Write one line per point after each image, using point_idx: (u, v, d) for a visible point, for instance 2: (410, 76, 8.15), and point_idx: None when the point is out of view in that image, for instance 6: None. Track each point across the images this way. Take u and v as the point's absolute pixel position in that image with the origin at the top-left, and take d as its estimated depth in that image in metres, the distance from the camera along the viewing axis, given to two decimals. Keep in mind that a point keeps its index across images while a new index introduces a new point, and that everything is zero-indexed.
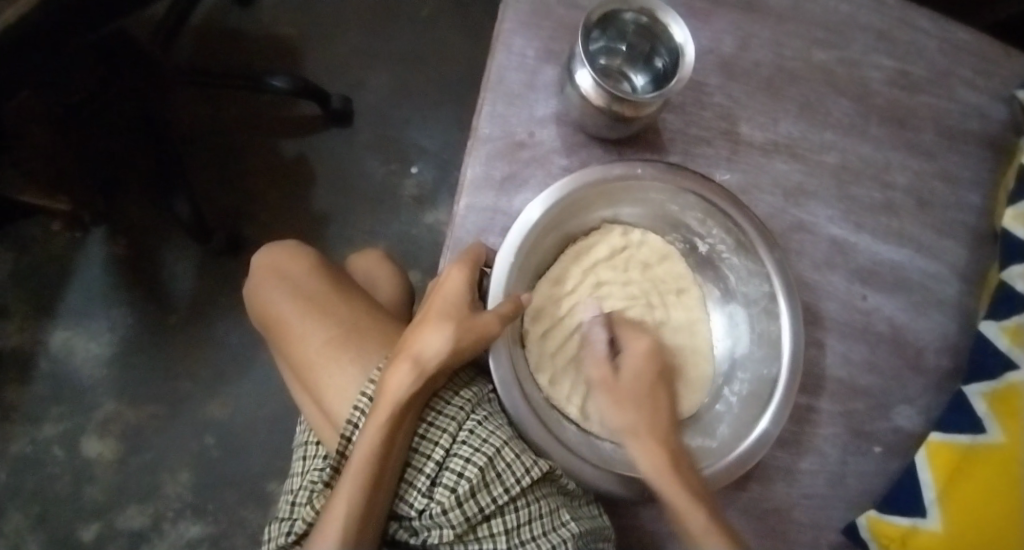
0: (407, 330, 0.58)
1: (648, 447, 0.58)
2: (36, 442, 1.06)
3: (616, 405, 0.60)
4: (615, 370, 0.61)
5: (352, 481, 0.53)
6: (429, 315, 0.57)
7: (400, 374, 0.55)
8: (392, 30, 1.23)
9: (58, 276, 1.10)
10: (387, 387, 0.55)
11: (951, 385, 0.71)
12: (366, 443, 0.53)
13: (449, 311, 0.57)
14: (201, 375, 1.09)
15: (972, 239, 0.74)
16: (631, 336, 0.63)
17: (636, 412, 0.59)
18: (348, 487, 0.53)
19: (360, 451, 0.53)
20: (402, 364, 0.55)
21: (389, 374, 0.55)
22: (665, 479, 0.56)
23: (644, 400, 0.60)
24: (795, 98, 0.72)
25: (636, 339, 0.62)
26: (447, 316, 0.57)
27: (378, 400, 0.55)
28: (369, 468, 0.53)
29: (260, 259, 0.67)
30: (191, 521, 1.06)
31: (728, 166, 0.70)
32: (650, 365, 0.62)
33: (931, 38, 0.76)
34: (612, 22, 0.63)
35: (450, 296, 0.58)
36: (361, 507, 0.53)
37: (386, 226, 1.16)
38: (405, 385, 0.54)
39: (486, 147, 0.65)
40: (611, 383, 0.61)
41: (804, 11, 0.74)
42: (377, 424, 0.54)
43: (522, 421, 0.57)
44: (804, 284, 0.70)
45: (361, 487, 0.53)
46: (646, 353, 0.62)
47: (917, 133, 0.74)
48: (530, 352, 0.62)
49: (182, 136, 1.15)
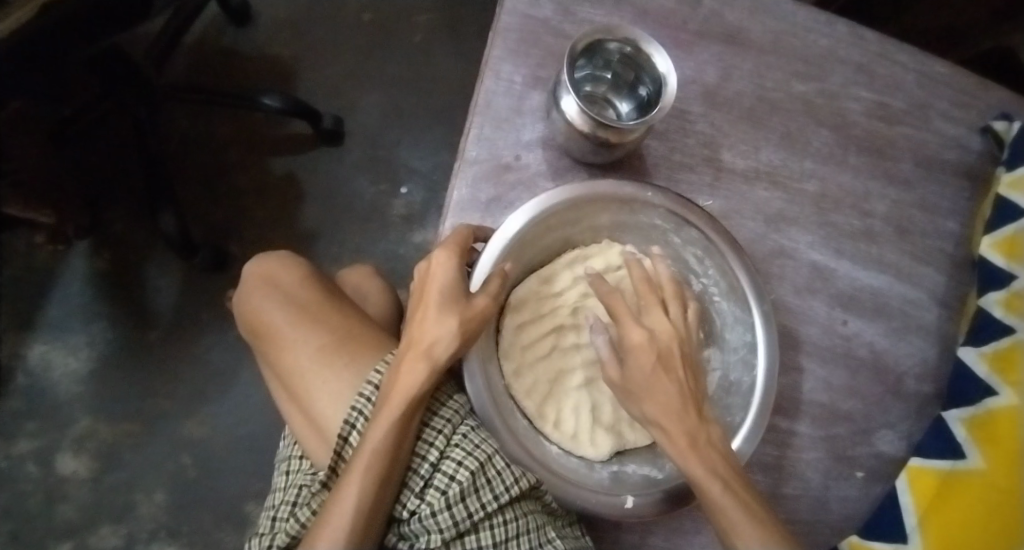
0: (410, 327, 0.57)
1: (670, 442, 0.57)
2: (11, 458, 1.04)
3: (634, 403, 0.59)
4: (620, 366, 0.59)
5: (358, 479, 0.53)
6: (423, 308, 0.56)
7: (414, 372, 0.55)
8: (383, 53, 1.24)
9: (38, 289, 1.09)
10: (400, 382, 0.55)
11: (929, 410, 0.72)
12: (372, 438, 0.53)
13: (442, 301, 0.55)
14: (182, 392, 1.09)
15: (950, 266, 0.75)
16: (627, 324, 0.59)
17: (648, 410, 0.57)
18: (356, 484, 0.53)
19: (369, 448, 0.53)
20: (414, 361, 0.55)
21: (401, 372, 0.55)
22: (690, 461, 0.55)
23: (647, 395, 0.57)
24: (777, 128, 0.74)
25: (632, 326, 0.58)
26: (444, 308, 0.55)
27: (387, 397, 0.55)
28: (377, 464, 0.53)
29: (252, 269, 0.67)
30: (167, 542, 1.04)
31: (711, 192, 0.71)
32: (646, 355, 0.57)
33: (908, 71, 0.78)
34: (597, 51, 0.65)
35: (442, 280, 0.55)
36: (367, 505, 0.53)
37: (374, 244, 1.16)
38: (420, 380, 0.55)
39: (472, 169, 0.66)
40: (620, 381, 0.59)
41: (785, 43, 0.76)
42: (386, 420, 0.54)
43: (493, 422, 0.56)
44: (785, 308, 0.71)
45: (372, 483, 0.53)
46: (639, 343, 0.57)
47: (895, 163, 0.76)
48: (502, 337, 0.62)
49: (173, 151, 1.16)
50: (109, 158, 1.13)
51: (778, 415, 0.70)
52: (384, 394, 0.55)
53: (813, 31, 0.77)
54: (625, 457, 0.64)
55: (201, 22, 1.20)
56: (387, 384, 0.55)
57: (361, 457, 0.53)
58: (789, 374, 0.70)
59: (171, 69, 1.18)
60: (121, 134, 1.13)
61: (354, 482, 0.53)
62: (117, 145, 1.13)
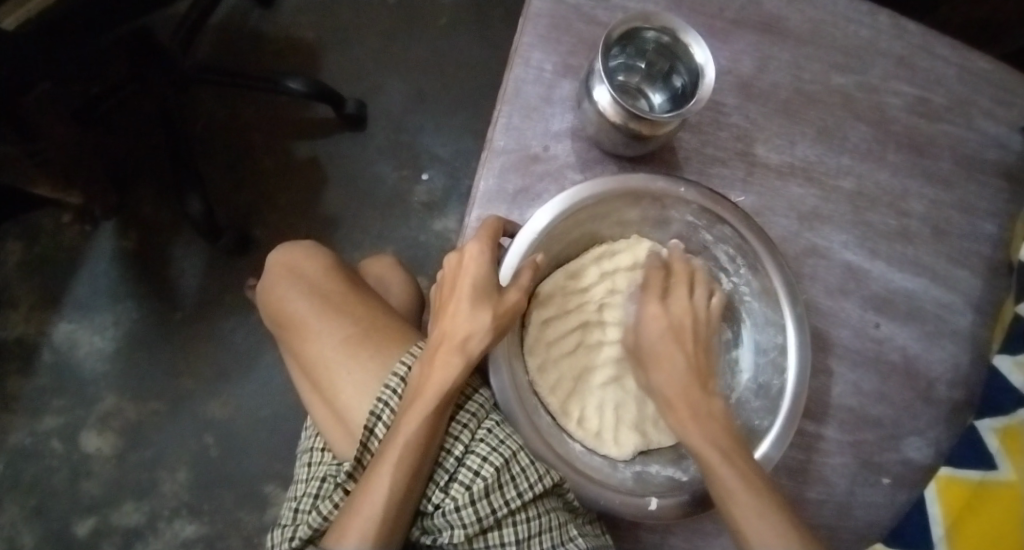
0: (438, 315, 0.57)
1: (673, 410, 0.58)
2: (36, 434, 1.06)
3: (645, 378, 0.61)
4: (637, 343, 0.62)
5: (390, 472, 0.52)
6: (455, 296, 0.56)
7: (448, 366, 0.54)
8: (409, 37, 1.23)
9: (64, 267, 1.10)
10: (431, 375, 0.54)
11: (961, 417, 0.70)
12: (404, 430, 0.53)
13: (476, 295, 0.55)
14: (204, 373, 1.09)
15: (988, 270, 0.73)
16: (646, 298, 0.61)
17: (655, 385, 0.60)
18: (387, 477, 0.52)
19: (402, 438, 0.53)
20: (449, 355, 0.54)
21: (435, 368, 0.54)
22: (688, 433, 0.57)
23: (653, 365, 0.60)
24: (813, 122, 0.72)
25: (649, 300, 0.61)
26: (476, 302, 0.55)
27: (419, 391, 0.54)
28: (408, 458, 0.52)
29: (275, 258, 0.66)
30: (188, 520, 1.05)
31: (743, 187, 0.69)
32: (655, 325, 0.60)
33: (951, 65, 0.75)
34: (632, 39, 0.63)
35: (473, 272, 0.55)
36: (396, 498, 0.52)
37: (395, 231, 1.15)
38: (452, 375, 0.54)
39: (500, 159, 0.65)
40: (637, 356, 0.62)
41: (824, 34, 0.73)
42: (418, 414, 0.53)
43: (512, 413, 0.55)
44: (816, 309, 0.69)
45: (405, 476, 0.52)
46: (650, 316, 0.61)
47: (935, 161, 0.74)
48: (529, 333, 0.61)
49: (198, 134, 1.15)
50: (134, 141, 1.13)
51: (805, 418, 0.68)
52: (417, 384, 0.54)
53: (853, 22, 0.74)
54: (649, 456, 0.63)
55: (227, 4, 1.20)
56: (418, 378, 0.55)
57: (393, 449, 0.52)
58: (817, 376, 0.69)
59: (197, 52, 1.18)
60: (147, 118, 1.14)
61: (385, 472, 0.52)
62: (145, 127, 1.14)
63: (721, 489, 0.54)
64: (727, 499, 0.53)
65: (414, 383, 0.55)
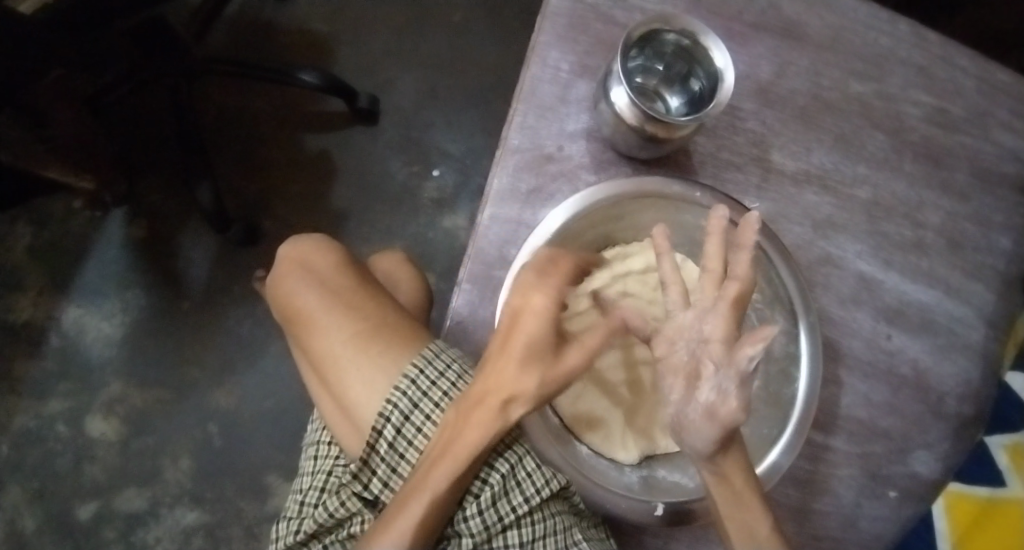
0: (484, 366, 0.54)
1: (730, 451, 0.53)
2: (41, 418, 1.06)
3: (699, 405, 0.50)
4: (703, 367, 0.50)
5: (415, 518, 0.52)
6: (510, 353, 0.53)
7: (485, 424, 0.53)
8: (423, 32, 1.22)
9: (74, 252, 1.10)
10: (466, 428, 0.53)
11: (970, 432, 0.70)
12: (434, 484, 0.53)
13: (531, 356, 0.53)
14: (210, 362, 1.09)
15: (1001, 284, 0.72)
16: (716, 312, 0.51)
17: (715, 417, 0.49)
18: (408, 524, 0.52)
19: (434, 486, 0.52)
20: (488, 413, 0.53)
21: (469, 425, 0.53)
22: (747, 494, 0.54)
23: (728, 400, 0.48)
24: (831, 130, 0.71)
25: (723, 318, 0.50)
26: (530, 364, 0.53)
27: (451, 445, 0.53)
28: (435, 509, 0.53)
29: (286, 252, 0.66)
30: (189, 508, 1.05)
31: (758, 194, 0.69)
32: (742, 365, 0.47)
33: (971, 76, 0.74)
34: (652, 41, 0.62)
35: (534, 330, 0.53)
36: (413, 545, 0.52)
37: (404, 226, 1.15)
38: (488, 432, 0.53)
39: (514, 158, 0.64)
40: (693, 377, 0.51)
41: (845, 41, 0.73)
42: (448, 469, 0.53)
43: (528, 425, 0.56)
44: (827, 319, 0.69)
45: (428, 524, 0.53)
46: (728, 340, 0.50)
47: (952, 172, 0.73)
48: None
49: (211, 125, 1.15)
50: (146, 130, 1.13)
51: (813, 428, 0.68)
52: (449, 434, 0.54)
53: (874, 29, 0.73)
54: (655, 462, 0.62)
55: None
56: (450, 430, 0.54)
57: (421, 502, 0.52)
58: (827, 386, 0.68)
59: (212, 41, 1.18)
60: (160, 106, 1.14)
61: (413, 520, 0.52)
62: (159, 114, 1.14)
63: (750, 532, 0.54)
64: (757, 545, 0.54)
65: (445, 430, 0.54)
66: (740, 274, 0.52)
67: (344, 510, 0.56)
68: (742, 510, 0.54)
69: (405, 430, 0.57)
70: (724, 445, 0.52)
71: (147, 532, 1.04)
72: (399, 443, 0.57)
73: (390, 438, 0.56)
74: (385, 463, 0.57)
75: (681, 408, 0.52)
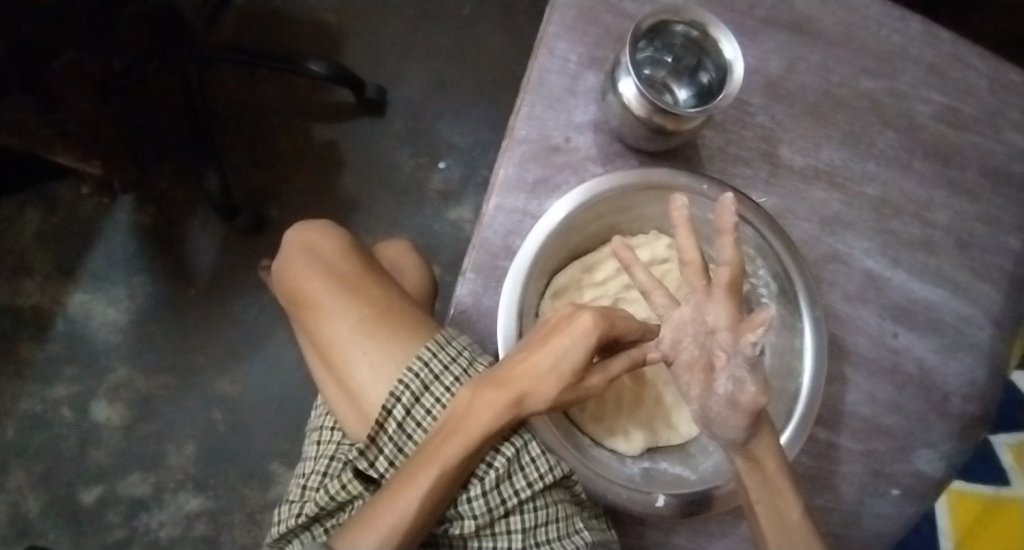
0: (510, 357, 0.54)
1: (758, 435, 0.53)
2: (47, 402, 1.07)
3: (720, 397, 0.50)
4: (715, 356, 0.50)
5: (424, 490, 0.52)
6: (545, 357, 0.53)
7: (500, 410, 0.53)
8: (434, 24, 1.22)
9: (82, 239, 1.11)
10: (478, 412, 0.53)
11: (975, 433, 0.69)
12: (443, 460, 0.52)
13: (564, 364, 0.53)
14: (214, 350, 1.10)
15: (1008, 284, 0.72)
16: (715, 301, 0.51)
17: (738, 405, 0.49)
18: (416, 498, 0.52)
19: (440, 465, 0.52)
20: (505, 398, 0.53)
21: (485, 405, 0.53)
22: (779, 480, 0.54)
23: (744, 387, 0.48)
24: (841, 126, 0.71)
25: (724, 305, 0.50)
26: (563, 372, 0.53)
27: (466, 425, 0.53)
28: (441, 486, 0.52)
29: (291, 236, 0.66)
30: (192, 494, 1.06)
31: (765, 188, 0.69)
32: (747, 351, 0.46)
33: (982, 75, 0.74)
34: (661, 33, 0.62)
35: (571, 344, 0.52)
36: (416, 522, 0.52)
37: (410, 218, 1.15)
38: (500, 418, 0.53)
39: (521, 148, 0.64)
40: (708, 368, 0.51)
41: (857, 37, 0.72)
42: (460, 446, 0.53)
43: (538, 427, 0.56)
44: (833, 315, 0.69)
45: (429, 508, 0.52)
46: (732, 325, 0.50)
47: (961, 171, 0.72)
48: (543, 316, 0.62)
49: (219, 112, 1.16)
50: (157, 118, 1.13)
51: (817, 424, 0.67)
52: (463, 415, 0.54)
53: (885, 26, 0.73)
54: (657, 454, 0.63)
55: None
56: (465, 407, 0.54)
57: (430, 475, 0.52)
58: (831, 383, 0.68)
59: (221, 29, 1.18)
60: (169, 95, 1.14)
61: (411, 505, 0.51)
62: (170, 101, 1.14)
63: (781, 518, 0.54)
64: (790, 532, 0.54)
65: (458, 409, 0.54)
66: (727, 257, 0.51)
67: (346, 493, 0.56)
68: (775, 498, 0.54)
69: (414, 412, 0.57)
70: (753, 430, 0.52)
71: (150, 517, 1.05)
72: (408, 424, 0.57)
73: (400, 418, 0.56)
74: (393, 443, 0.57)
75: (704, 402, 0.51)
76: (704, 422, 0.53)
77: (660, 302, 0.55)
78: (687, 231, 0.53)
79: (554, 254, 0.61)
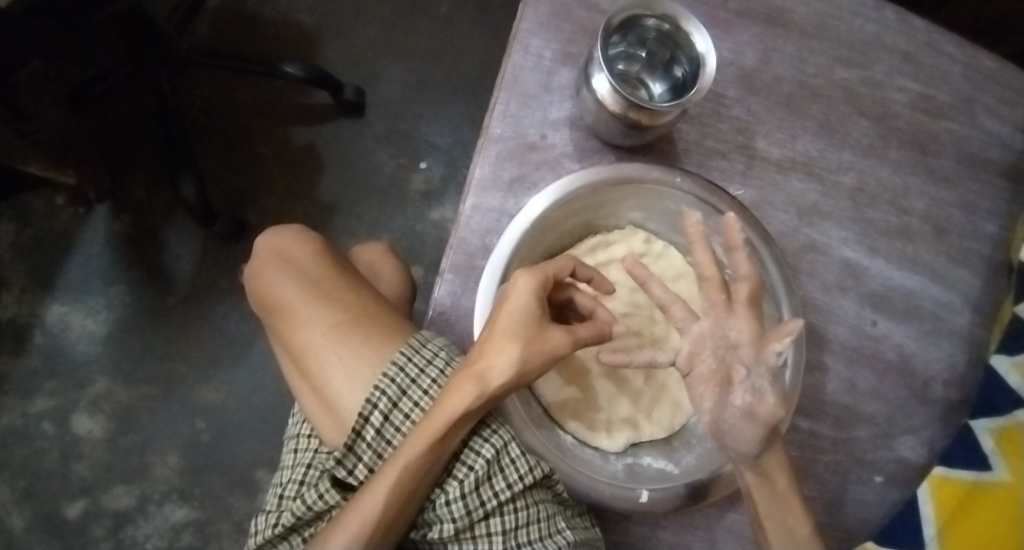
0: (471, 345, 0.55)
1: (771, 448, 0.54)
2: (27, 416, 1.05)
3: (737, 409, 0.53)
4: (734, 371, 0.53)
5: (390, 478, 0.52)
6: (493, 331, 0.54)
7: (461, 392, 0.53)
8: (410, 24, 1.21)
9: (57, 249, 1.09)
10: (441, 400, 0.53)
11: (957, 417, 0.70)
12: (409, 449, 0.52)
13: (512, 330, 0.53)
14: (197, 358, 1.08)
15: (987, 269, 0.72)
16: (738, 317, 0.54)
17: (755, 417, 0.52)
18: (384, 491, 0.52)
19: (406, 457, 0.52)
20: (465, 380, 0.53)
21: (451, 390, 0.53)
22: (789, 493, 0.55)
23: (764, 399, 0.51)
24: (816, 116, 0.71)
25: (746, 320, 0.53)
26: (511, 336, 0.53)
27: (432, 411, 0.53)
28: (408, 476, 0.52)
29: (263, 242, 0.65)
30: (178, 504, 1.05)
31: (743, 181, 0.69)
32: (772, 360, 0.51)
33: (956, 62, 0.74)
34: (634, 27, 0.62)
35: (514, 311, 0.53)
36: (389, 515, 0.52)
37: (391, 219, 1.14)
38: (462, 403, 0.52)
39: (496, 147, 0.64)
40: (725, 381, 0.54)
41: (831, 27, 0.72)
42: (426, 434, 0.52)
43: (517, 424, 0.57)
44: (812, 305, 0.69)
45: (397, 499, 0.52)
46: (756, 340, 0.53)
47: (937, 159, 0.73)
48: None
49: (195, 117, 1.14)
50: (131, 126, 1.12)
51: (798, 414, 0.68)
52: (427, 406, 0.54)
53: (859, 15, 0.73)
54: (640, 449, 0.63)
55: None
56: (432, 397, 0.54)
57: (394, 465, 0.52)
58: (812, 373, 0.68)
59: (194, 33, 1.17)
60: (141, 99, 1.12)
61: (380, 500, 0.52)
62: (145, 108, 1.12)
63: (791, 532, 0.55)
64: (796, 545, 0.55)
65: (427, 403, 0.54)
66: (745, 273, 0.54)
67: (324, 502, 0.55)
68: (786, 514, 0.55)
69: (393, 417, 0.56)
70: (767, 442, 0.53)
71: (136, 530, 1.04)
72: (387, 429, 0.56)
73: (378, 424, 0.56)
74: (371, 449, 0.56)
75: (716, 414, 0.54)
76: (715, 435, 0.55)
77: (679, 315, 0.56)
78: (702, 245, 0.55)
79: (529, 254, 0.61)
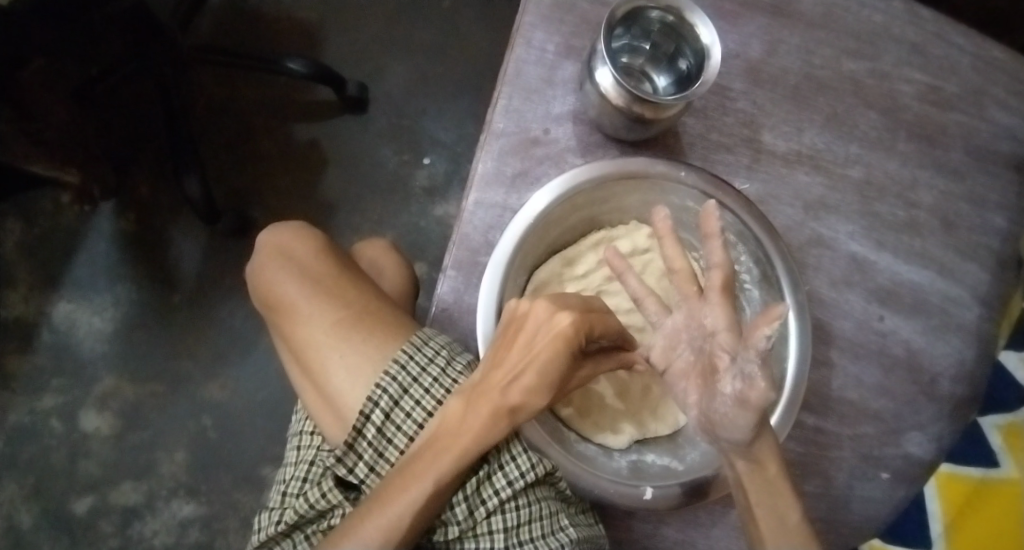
0: (492, 373, 0.52)
1: (761, 436, 0.53)
2: (35, 413, 1.06)
3: (727, 397, 0.50)
4: (717, 358, 0.51)
5: (417, 508, 0.51)
6: (525, 370, 0.51)
7: (489, 426, 0.51)
8: (413, 18, 1.21)
9: (64, 247, 1.09)
10: (468, 431, 0.51)
11: (964, 413, 0.69)
12: (435, 477, 0.51)
13: (546, 376, 0.51)
14: (202, 355, 1.08)
15: (997, 264, 0.71)
16: (711, 304, 0.52)
17: (747, 403, 0.49)
18: (405, 513, 0.51)
19: (432, 485, 0.51)
20: (495, 414, 0.51)
21: (478, 422, 0.51)
22: (779, 480, 0.54)
23: (754, 383, 0.48)
24: (823, 109, 0.70)
25: (720, 307, 0.52)
26: (547, 379, 0.51)
27: (458, 440, 0.52)
28: (432, 502, 0.51)
29: (265, 239, 0.64)
30: (185, 501, 1.05)
31: (748, 174, 0.68)
32: (759, 345, 0.45)
33: (966, 53, 0.73)
34: (637, 19, 0.61)
35: (547, 357, 0.50)
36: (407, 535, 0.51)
37: (395, 216, 1.14)
38: (488, 436, 0.51)
39: (499, 142, 0.64)
40: (710, 369, 0.52)
41: (837, 18, 0.72)
42: (451, 457, 0.51)
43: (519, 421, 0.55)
44: (819, 301, 0.68)
45: (419, 524, 0.51)
46: (732, 325, 0.51)
47: (945, 151, 0.72)
48: None
49: (199, 115, 1.14)
50: (135, 123, 1.12)
51: (804, 410, 0.67)
52: (449, 432, 0.52)
53: (866, 6, 0.72)
54: (645, 446, 0.63)
55: None
56: (456, 423, 0.52)
57: (420, 490, 0.51)
58: (817, 368, 0.68)
59: (197, 31, 1.17)
60: (145, 97, 1.12)
61: (401, 521, 0.51)
62: (149, 107, 1.12)
63: (782, 520, 0.53)
64: (790, 533, 0.53)
65: (446, 425, 0.53)
66: (717, 260, 0.53)
67: (326, 501, 0.55)
68: (775, 501, 0.54)
69: (394, 416, 0.56)
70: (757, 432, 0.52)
71: (144, 526, 1.04)
72: (388, 429, 0.56)
73: (379, 423, 0.56)
74: (372, 448, 0.56)
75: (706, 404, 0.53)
76: (708, 426, 0.54)
77: (652, 310, 0.57)
78: (673, 239, 0.56)
79: (532, 249, 0.61)
